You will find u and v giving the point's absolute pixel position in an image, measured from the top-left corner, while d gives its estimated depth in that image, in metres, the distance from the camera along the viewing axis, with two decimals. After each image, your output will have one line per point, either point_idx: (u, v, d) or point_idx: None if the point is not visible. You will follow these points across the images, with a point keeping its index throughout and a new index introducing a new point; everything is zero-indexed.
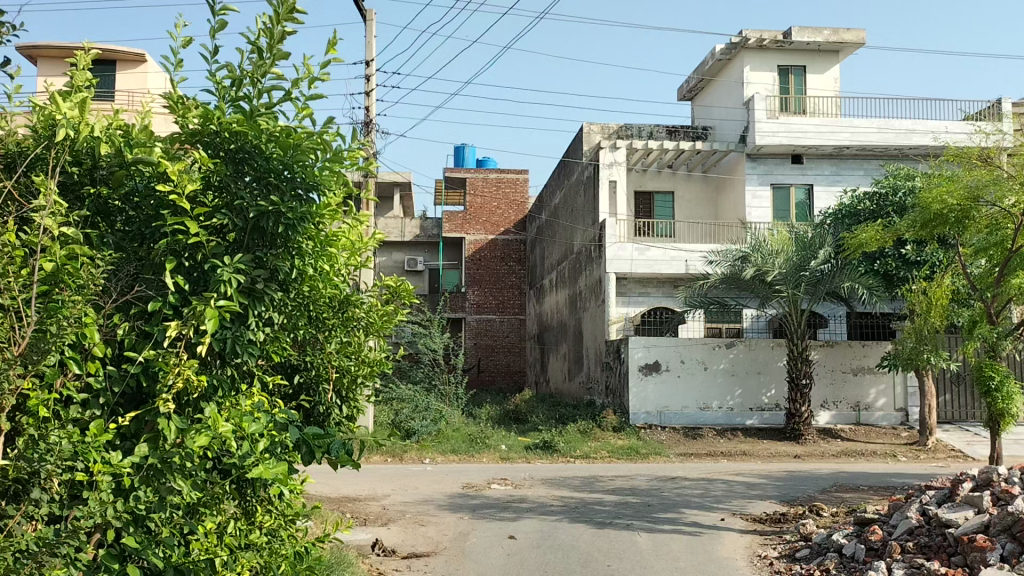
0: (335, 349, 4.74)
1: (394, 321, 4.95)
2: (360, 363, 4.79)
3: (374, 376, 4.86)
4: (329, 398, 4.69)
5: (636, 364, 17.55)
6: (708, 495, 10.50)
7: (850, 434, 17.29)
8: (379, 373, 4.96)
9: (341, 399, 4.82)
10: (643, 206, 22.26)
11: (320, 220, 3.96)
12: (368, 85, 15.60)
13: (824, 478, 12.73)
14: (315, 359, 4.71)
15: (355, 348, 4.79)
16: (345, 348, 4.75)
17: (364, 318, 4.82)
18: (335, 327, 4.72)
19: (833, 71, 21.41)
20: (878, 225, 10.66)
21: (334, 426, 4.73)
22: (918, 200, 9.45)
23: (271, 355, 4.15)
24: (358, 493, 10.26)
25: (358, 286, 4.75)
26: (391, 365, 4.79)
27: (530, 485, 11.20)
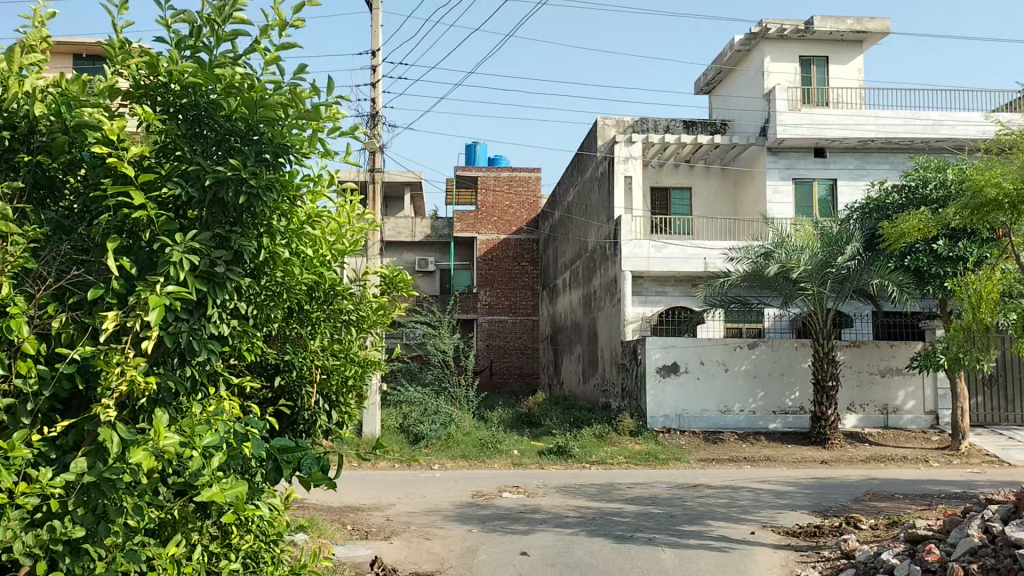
0: (320, 347, 4.17)
1: (390, 316, 4.47)
2: (350, 362, 4.28)
3: (365, 376, 4.35)
4: (313, 403, 4.10)
5: (654, 366, 16.89)
6: (734, 505, 9.83)
7: (878, 438, 16.55)
8: (373, 374, 4.48)
9: (330, 404, 4.32)
10: (660, 203, 21.66)
11: (294, 194, 3.38)
12: (375, 77, 15.03)
13: (856, 485, 12.00)
14: (296, 360, 4.11)
15: (343, 347, 4.25)
16: (332, 348, 4.20)
17: (354, 312, 4.29)
18: (322, 321, 4.17)
19: (857, 63, 20.73)
20: (921, 215, 9.98)
21: (320, 434, 4.19)
22: (969, 185, 8.75)
23: (241, 353, 3.55)
24: (361, 502, 9.69)
25: (348, 277, 4.19)
26: (384, 365, 4.30)
27: (544, 493, 10.58)
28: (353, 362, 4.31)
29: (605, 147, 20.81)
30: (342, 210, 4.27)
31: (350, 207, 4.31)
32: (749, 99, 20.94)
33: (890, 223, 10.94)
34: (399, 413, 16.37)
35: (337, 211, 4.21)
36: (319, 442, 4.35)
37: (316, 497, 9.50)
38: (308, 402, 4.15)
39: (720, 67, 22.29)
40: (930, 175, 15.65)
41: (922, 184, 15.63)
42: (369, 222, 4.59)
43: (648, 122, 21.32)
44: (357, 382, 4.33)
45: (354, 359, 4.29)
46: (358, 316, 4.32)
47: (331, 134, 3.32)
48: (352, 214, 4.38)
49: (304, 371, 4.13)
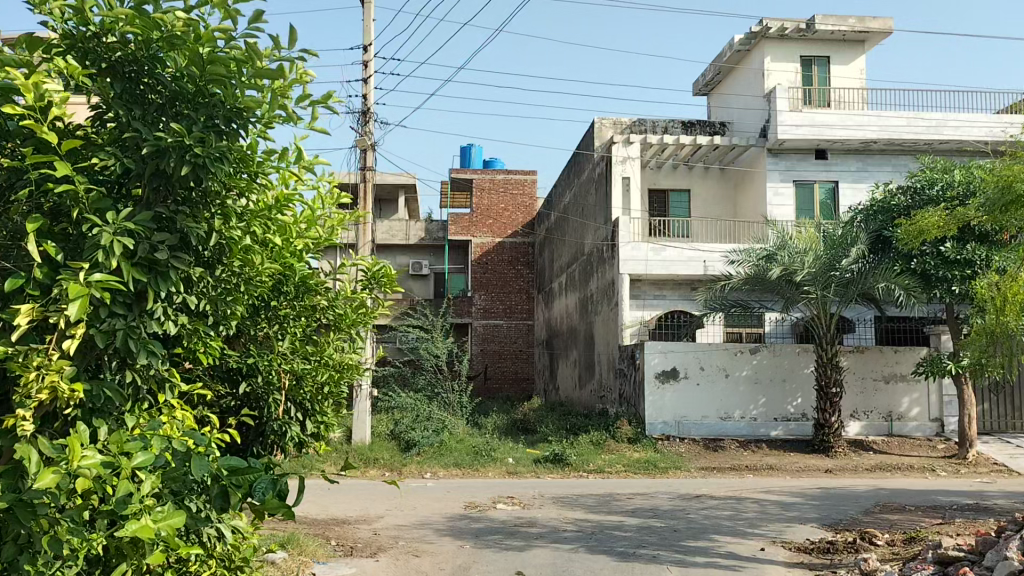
0: (288, 349, 3.76)
1: (370, 314, 4.17)
2: (322, 366, 3.90)
3: (344, 380, 3.99)
4: (279, 411, 3.62)
5: (652, 371, 16.39)
6: (740, 518, 9.36)
7: (883, 447, 16.10)
8: (353, 380, 4.11)
9: (304, 413, 3.89)
10: (657, 205, 21.22)
11: (252, 169, 2.91)
12: (366, 73, 14.57)
13: (864, 495, 11.55)
14: (259, 360, 3.62)
15: (314, 349, 3.89)
16: (297, 349, 3.79)
17: (329, 311, 4.02)
18: (290, 320, 3.80)
19: (860, 62, 20.30)
20: (943, 212, 9.53)
21: (291, 446, 3.73)
22: (997, 179, 8.30)
23: (196, 354, 3.10)
24: (348, 515, 9.22)
25: (321, 266, 3.83)
26: (362, 367, 3.93)
27: (540, 505, 10.11)
28: (328, 364, 3.95)
29: (602, 147, 20.41)
30: (315, 201, 3.96)
31: (326, 197, 3.99)
32: (749, 100, 20.53)
33: (910, 220, 10.48)
34: (390, 419, 15.88)
35: (309, 200, 3.86)
36: (291, 456, 3.92)
37: (302, 509, 9.05)
38: (275, 411, 3.68)
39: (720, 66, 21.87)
40: (937, 175, 15.17)
41: (929, 185, 15.15)
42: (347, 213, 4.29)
43: (646, 123, 20.89)
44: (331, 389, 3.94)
45: (329, 362, 3.93)
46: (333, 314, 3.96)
47: (298, 103, 2.98)
48: (330, 206, 4.09)
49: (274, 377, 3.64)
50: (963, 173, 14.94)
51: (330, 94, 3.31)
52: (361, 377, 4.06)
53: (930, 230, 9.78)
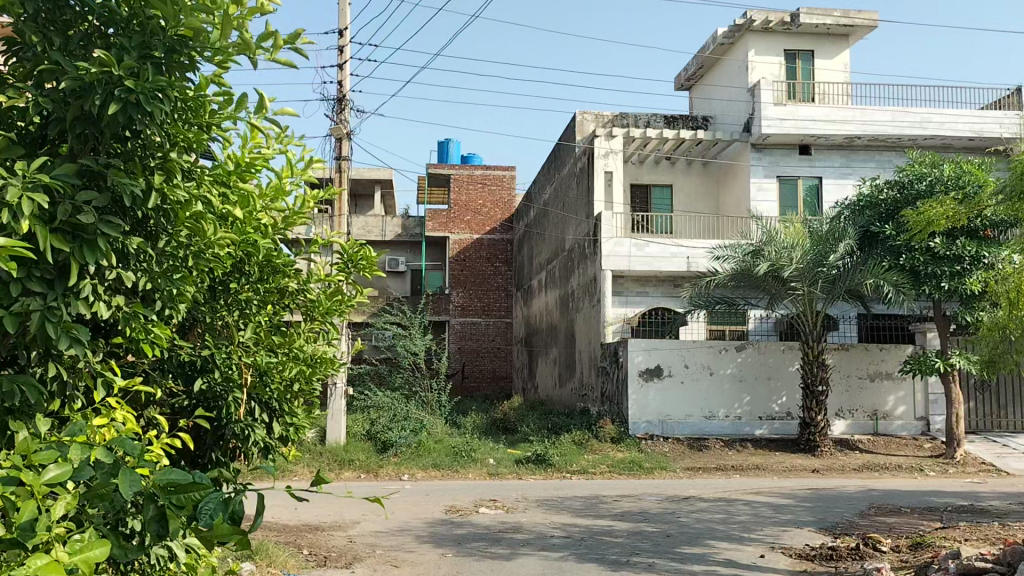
0: (251, 340, 3.30)
1: (348, 304, 3.77)
2: (288, 361, 3.45)
3: (317, 376, 3.57)
4: (240, 411, 3.14)
5: (636, 369, 15.96)
6: (734, 521, 8.97)
7: (869, 446, 15.79)
8: (325, 378, 3.69)
9: (272, 414, 3.47)
10: (640, 200, 20.84)
11: (201, 119, 2.47)
12: (342, 59, 14.01)
13: (858, 497, 11.18)
14: (214, 349, 3.14)
15: (280, 340, 3.45)
16: (259, 338, 3.35)
17: (301, 303, 3.63)
18: (253, 307, 3.32)
19: (844, 56, 20.02)
20: (953, 200, 9.02)
21: (254, 450, 3.27)
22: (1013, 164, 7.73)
23: (143, 347, 2.63)
24: (322, 521, 8.71)
25: (292, 240, 3.43)
26: (335, 359, 3.53)
27: (525, 508, 9.65)
28: (297, 358, 3.53)
29: (584, 141, 19.97)
30: (280, 172, 3.53)
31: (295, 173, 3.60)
32: (732, 94, 20.20)
33: (912, 210, 10.04)
34: (366, 419, 15.28)
35: (276, 173, 3.44)
36: (255, 461, 3.50)
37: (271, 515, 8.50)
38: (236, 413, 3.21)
39: (703, 60, 21.51)
40: (925, 170, 14.85)
41: (917, 180, 14.85)
42: (315, 192, 3.89)
43: (628, 117, 20.51)
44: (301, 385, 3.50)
45: (299, 355, 3.50)
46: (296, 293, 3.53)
47: (258, 41, 2.63)
48: (299, 185, 3.69)
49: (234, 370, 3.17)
50: (953, 168, 14.67)
51: (293, 38, 2.90)
52: (334, 372, 3.65)
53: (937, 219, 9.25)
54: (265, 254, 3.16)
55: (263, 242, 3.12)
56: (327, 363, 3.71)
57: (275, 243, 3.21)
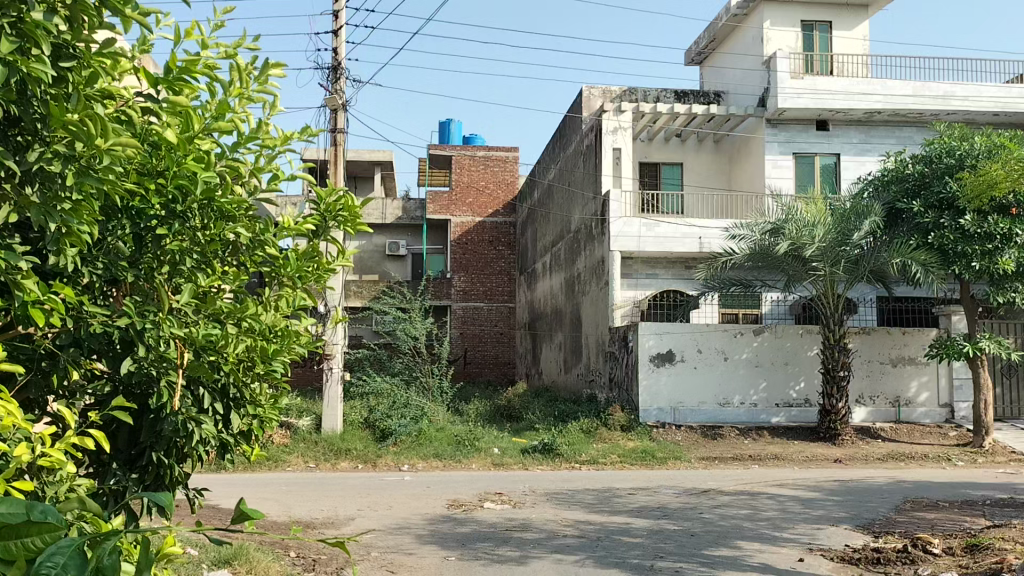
0: (191, 311, 2.64)
1: (325, 268, 3.10)
2: (243, 330, 2.78)
3: (285, 357, 2.92)
4: (167, 394, 2.49)
5: (647, 354, 15.19)
6: (761, 519, 8.24)
7: (891, 434, 15.07)
8: (295, 360, 3.03)
9: (226, 404, 2.82)
10: (649, 178, 20.07)
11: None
12: (338, 25, 13.19)
13: (890, 490, 10.45)
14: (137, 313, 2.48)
15: (232, 308, 2.78)
16: (200, 307, 2.71)
17: (266, 267, 2.99)
18: (190, 262, 2.60)
19: (863, 28, 19.16)
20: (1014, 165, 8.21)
21: (196, 446, 2.60)
22: None
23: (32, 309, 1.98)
24: (314, 517, 8.06)
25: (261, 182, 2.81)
26: (300, 327, 2.87)
27: (533, 503, 8.92)
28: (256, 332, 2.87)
29: (591, 117, 19.20)
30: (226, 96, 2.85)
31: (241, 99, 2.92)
32: (746, 67, 19.36)
33: (964, 178, 9.23)
34: (364, 406, 14.50)
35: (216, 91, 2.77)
36: (213, 462, 2.90)
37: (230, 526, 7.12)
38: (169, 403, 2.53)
39: (714, 32, 20.71)
40: (955, 143, 14.03)
41: (946, 154, 14.02)
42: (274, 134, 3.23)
43: (637, 92, 19.72)
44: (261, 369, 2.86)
45: (259, 327, 2.84)
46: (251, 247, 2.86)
47: None
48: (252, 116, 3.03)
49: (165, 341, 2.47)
50: (985, 140, 13.86)
51: None
52: (304, 349, 3.01)
53: (997, 186, 8.44)
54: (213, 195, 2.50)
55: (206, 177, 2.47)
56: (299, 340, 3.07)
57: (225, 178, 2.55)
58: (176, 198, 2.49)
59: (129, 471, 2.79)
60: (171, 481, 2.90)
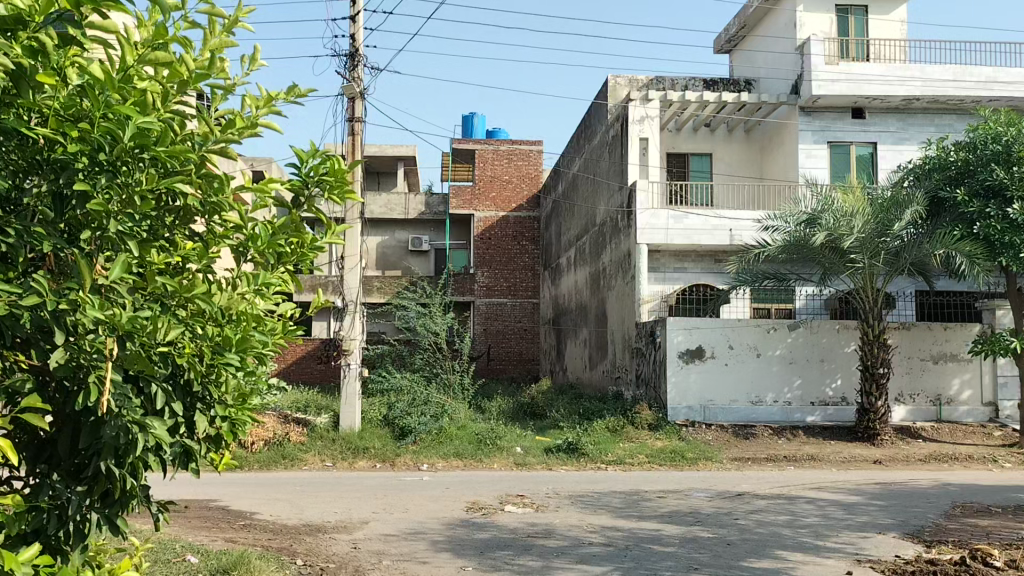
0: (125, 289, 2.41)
1: (313, 253, 2.96)
2: (189, 310, 2.59)
3: (247, 346, 2.65)
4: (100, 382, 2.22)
5: (676, 350, 14.62)
6: (801, 525, 7.70)
7: (933, 434, 14.40)
8: (259, 353, 2.79)
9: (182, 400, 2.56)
10: (677, 169, 19.52)
11: None
12: (355, 10, 12.76)
13: (936, 494, 9.83)
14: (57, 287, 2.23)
15: (182, 288, 2.55)
16: (137, 286, 2.49)
17: (236, 245, 2.80)
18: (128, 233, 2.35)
19: (899, 12, 18.46)
20: None
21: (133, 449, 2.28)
22: None
23: None
24: (326, 520, 7.66)
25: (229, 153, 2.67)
26: (264, 322, 2.59)
27: (557, 506, 8.45)
28: (205, 316, 2.63)
29: (617, 106, 18.71)
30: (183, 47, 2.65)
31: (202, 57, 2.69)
32: (778, 55, 18.75)
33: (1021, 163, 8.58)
34: (383, 403, 14.04)
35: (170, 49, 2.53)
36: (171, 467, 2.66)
37: (241, 531, 6.81)
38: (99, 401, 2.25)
39: (745, 19, 20.12)
40: (1000, 129, 13.33)
41: (991, 140, 13.34)
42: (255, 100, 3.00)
43: (665, 80, 19.19)
44: (218, 358, 2.60)
45: (209, 309, 2.62)
46: (205, 212, 2.67)
47: None
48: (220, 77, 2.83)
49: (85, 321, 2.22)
50: None
51: None
52: (264, 336, 2.76)
53: None
54: (145, 143, 2.25)
55: (141, 122, 2.23)
56: (263, 327, 2.88)
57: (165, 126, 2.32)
58: (103, 148, 2.20)
59: (73, 484, 2.49)
60: (128, 493, 2.59)
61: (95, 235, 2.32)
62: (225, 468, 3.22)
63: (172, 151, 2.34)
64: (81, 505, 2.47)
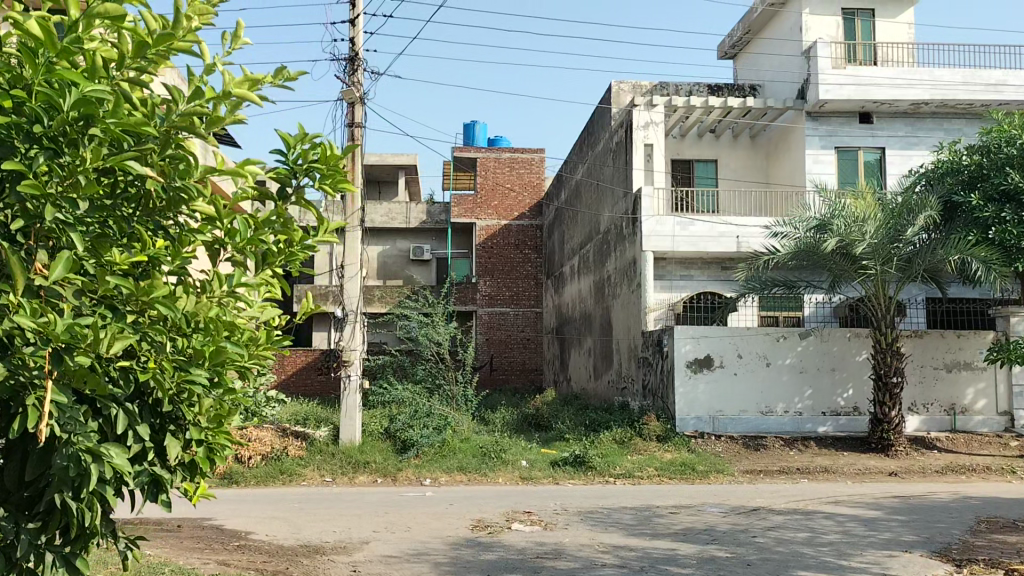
0: (70, 292, 2.37)
1: (298, 258, 2.89)
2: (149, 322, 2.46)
3: (225, 358, 2.55)
4: (57, 388, 2.20)
5: (684, 360, 14.29)
6: (822, 543, 7.35)
7: (948, 444, 14.04)
8: (239, 372, 2.73)
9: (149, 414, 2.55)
10: (681, 176, 19.26)
11: None
12: (354, 13, 12.48)
13: (958, 508, 9.47)
14: None
15: (147, 293, 2.41)
16: (85, 288, 2.40)
17: (214, 240, 2.74)
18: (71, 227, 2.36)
19: (907, 15, 18.18)
20: None
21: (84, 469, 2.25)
22: None
23: None
24: (325, 540, 7.35)
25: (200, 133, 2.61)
26: (236, 332, 2.51)
27: (566, 523, 8.12)
28: (170, 325, 2.49)
29: (620, 113, 18.48)
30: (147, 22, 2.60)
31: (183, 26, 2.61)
32: (784, 60, 18.50)
33: None
34: (384, 415, 13.71)
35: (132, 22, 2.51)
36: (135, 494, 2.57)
37: (236, 555, 6.51)
38: (40, 428, 2.19)
39: (749, 24, 19.90)
40: (1015, 132, 13.02)
41: (1006, 143, 13.05)
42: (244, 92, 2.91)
43: (669, 86, 18.93)
44: (182, 377, 2.49)
45: (174, 317, 2.48)
46: (171, 201, 2.58)
47: None
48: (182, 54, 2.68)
49: (19, 331, 2.18)
50: None
51: None
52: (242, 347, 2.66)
53: None
54: (92, 112, 2.29)
55: (87, 90, 2.28)
56: (240, 337, 2.75)
57: (117, 99, 2.37)
58: (40, 117, 2.26)
59: (23, 520, 2.41)
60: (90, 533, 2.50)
61: (36, 226, 2.35)
62: (198, 499, 3.11)
63: (125, 124, 2.37)
64: (33, 543, 2.40)
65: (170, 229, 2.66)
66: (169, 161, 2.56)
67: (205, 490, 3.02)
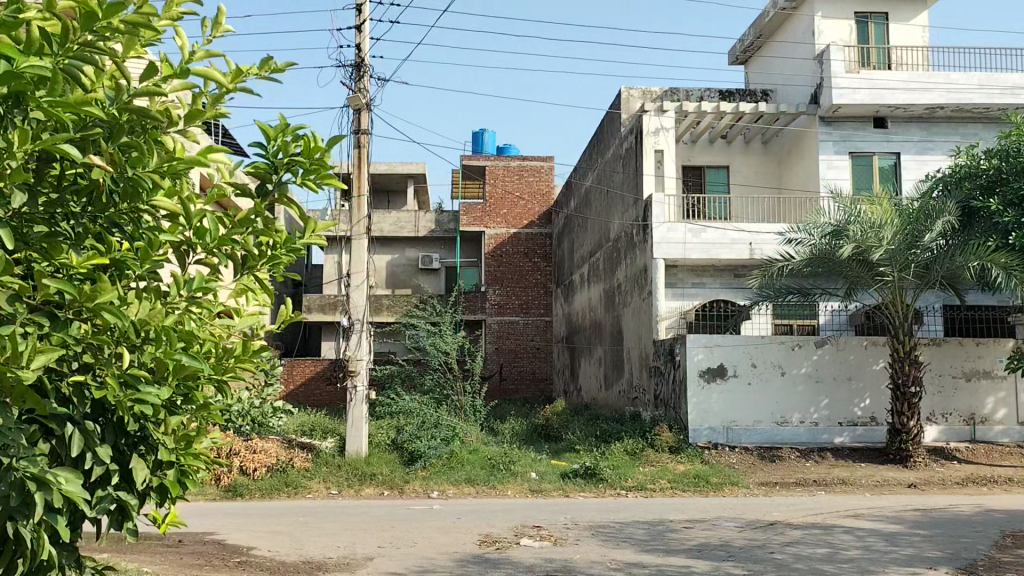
0: (6, 297, 2.28)
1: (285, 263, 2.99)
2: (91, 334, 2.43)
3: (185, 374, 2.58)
4: None
5: (696, 369, 14.01)
6: (841, 559, 7.08)
7: (969, 455, 13.70)
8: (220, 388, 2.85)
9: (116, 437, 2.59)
10: (692, 183, 19.03)
11: None
12: (361, 18, 12.31)
13: (981, 522, 9.16)
14: None
15: (86, 296, 2.36)
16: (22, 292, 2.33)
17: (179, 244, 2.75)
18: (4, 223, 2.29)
19: (921, 19, 17.92)
20: None
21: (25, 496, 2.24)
22: None
23: None
24: (328, 556, 7.15)
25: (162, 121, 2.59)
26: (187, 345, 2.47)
27: (576, 538, 7.89)
28: (114, 334, 2.45)
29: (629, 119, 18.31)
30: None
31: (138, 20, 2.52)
32: (796, 64, 18.27)
33: None
34: (392, 427, 13.49)
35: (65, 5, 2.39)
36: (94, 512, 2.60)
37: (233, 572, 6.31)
38: None
39: (760, 29, 19.69)
40: None
41: None
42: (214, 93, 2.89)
43: (680, 92, 18.72)
44: (132, 396, 2.42)
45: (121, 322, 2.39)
46: (126, 188, 2.49)
47: None
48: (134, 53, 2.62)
49: None
50: None
51: None
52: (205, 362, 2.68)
53: None
54: (23, 88, 2.21)
55: (24, 65, 2.18)
56: (206, 350, 2.85)
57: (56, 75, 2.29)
58: None
59: None
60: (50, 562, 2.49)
61: None
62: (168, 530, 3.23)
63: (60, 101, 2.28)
64: None
65: (133, 229, 2.61)
66: (121, 149, 2.49)
67: (173, 517, 3.20)
